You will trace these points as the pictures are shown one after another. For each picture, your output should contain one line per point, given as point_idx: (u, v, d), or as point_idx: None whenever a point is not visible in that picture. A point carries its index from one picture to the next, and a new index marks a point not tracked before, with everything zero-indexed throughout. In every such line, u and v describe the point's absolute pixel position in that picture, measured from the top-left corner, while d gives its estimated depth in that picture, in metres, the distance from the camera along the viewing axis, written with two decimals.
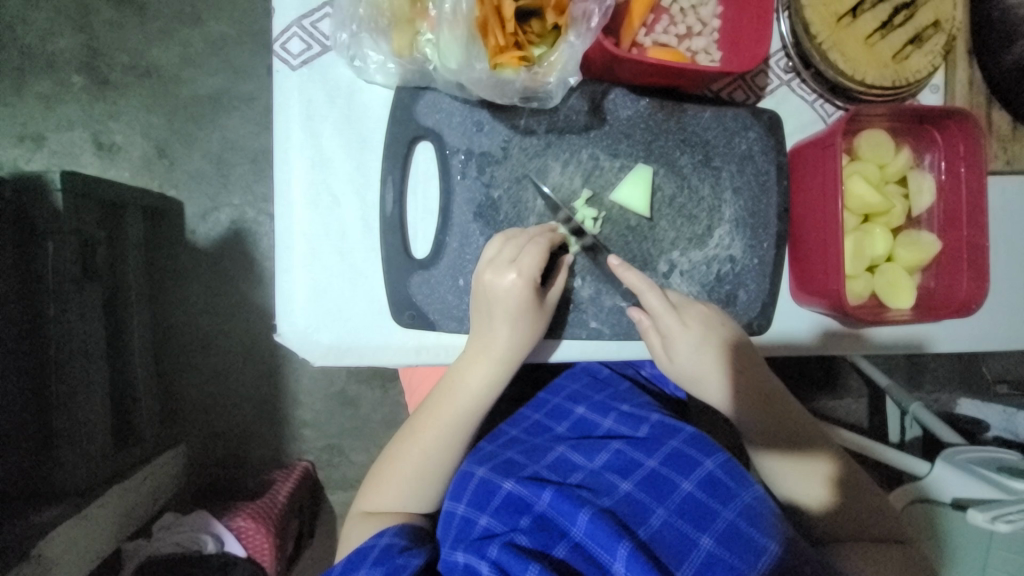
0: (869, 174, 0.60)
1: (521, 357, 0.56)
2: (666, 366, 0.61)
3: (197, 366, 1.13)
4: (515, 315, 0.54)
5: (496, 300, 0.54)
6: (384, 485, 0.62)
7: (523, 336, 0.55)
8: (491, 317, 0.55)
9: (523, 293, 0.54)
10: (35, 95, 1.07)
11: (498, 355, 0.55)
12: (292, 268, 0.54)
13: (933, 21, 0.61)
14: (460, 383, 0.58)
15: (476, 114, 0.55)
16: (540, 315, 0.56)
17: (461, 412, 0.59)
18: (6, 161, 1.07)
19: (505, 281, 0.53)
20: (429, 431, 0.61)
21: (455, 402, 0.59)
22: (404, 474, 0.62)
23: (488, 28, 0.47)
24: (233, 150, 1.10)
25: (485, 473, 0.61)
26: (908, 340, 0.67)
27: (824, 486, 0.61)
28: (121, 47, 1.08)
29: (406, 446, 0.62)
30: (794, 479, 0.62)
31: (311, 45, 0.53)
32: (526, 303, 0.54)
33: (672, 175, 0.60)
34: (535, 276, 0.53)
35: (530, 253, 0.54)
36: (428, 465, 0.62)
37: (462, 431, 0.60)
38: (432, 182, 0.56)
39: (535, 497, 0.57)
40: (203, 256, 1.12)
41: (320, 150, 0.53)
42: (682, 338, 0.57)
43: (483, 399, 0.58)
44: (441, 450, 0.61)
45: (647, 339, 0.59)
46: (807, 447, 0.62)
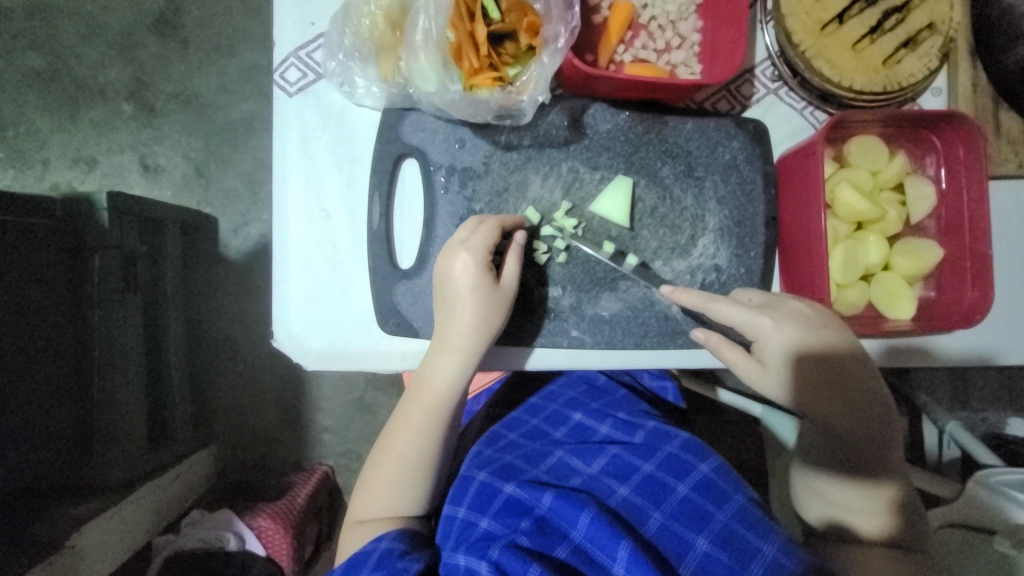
0: (860, 180, 0.58)
1: (483, 339, 0.55)
2: (759, 377, 0.56)
3: (225, 371, 1.20)
4: (472, 295, 0.55)
5: (451, 286, 0.55)
6: (371, 490, 0.59)
7: (480, 319, 0.55)
8: (452, 300, 0.55)
9: (478, 274, 0.54)
10: (89, 122, 1.19)
11: (456, 342, 0.55)
12: (289, 279, 0.58)
13: (927, 24, 0.59)
14: (423, 377, 0.57)
15: (458, 132, 0.58)
16: (501, 294, 0.55)
17: (431, 409, 0.58)
18: (63, 182, 1.19)
19: (457, 266, 0.54)
20: (405, 434, 0.59)
21: (422, 398, 0.58)
22: (387, 477, 0.59)
23: (462, 53, 0.51)
24: (263, 169, 1.19)
25: (486, 478, 0.61)
26: (963, 350, 0.65)
27: (883, 511, 0.55)
28: (165, 78, 1.19)
29: (387, 451, 0.60)
30: (845, 510, 0.56)
31: (307, 73, 0.57)
32: (480, 288, 0.55)
33: (654, 186, 0.60)
34: (485, 259, 0.54)
35: (480, 234, 0.55)
36: (411, 468, 0.59)
37: (437, 429, 0.59)
38: (417, 198, 0.59)
39: (535, 500, 0.58)
40: (234, 267, 1.20)
41: (313, 169, 0.58)
42: (775, 338, 0.54)
43: (448, 391, 0.57)
44: (418, 450, 0.59)
45: (725, 355, 0.57)
46: (869, 470, 0.55)
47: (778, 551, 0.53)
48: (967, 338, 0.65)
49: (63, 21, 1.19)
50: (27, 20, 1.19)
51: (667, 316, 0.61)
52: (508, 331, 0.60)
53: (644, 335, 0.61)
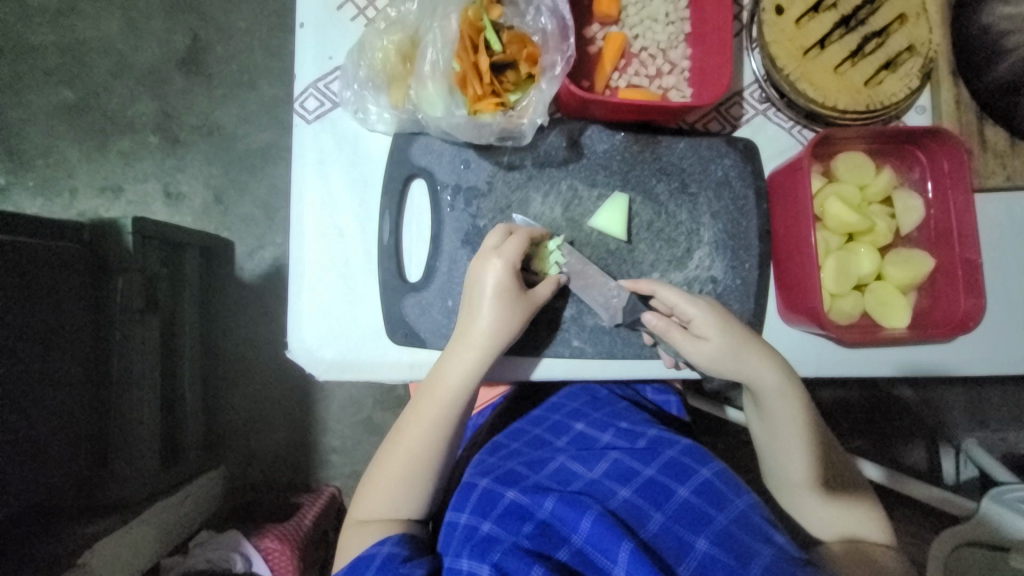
0: (848, 195, 0.61)
1: (503, 341, 0.57)
2: (772, 398, 0.59)
3: (235, 392, 1.22)
4: (493, 297, 0.57)
5: (478, 287, 0.57)
6: (373, 491, 0.60)
7: (503, 321, 0.56)
8: (471, 301, 0.57)
9: (503, 276, 0.56)
10: (117, 153, 1.26)
11: (474, 343, 0.57)
12: (302, 293, 0.61)
13: (906, 46, 0.63)
14: (439, 374, 0.58)
15: (464, 153, 0.62)
16: (522, 302, 0.57)
17: (442, 406, 0.59)
18: (90, 209, 1.25)
19: (485, 270, 0.56)
20: (411, 429, 0.59)
21: (438, 395, 0.58)
22: (391, 478, 0.60)
23: (467, 81, 0.55)
24: (280, 197, 1.25)
25: (488, 484, 0.62)
26: (970, 358, 0.65)
27: (878, 520, 0.60)
28: (190, 111, 1.27)
29: (393, 447, 0.60)
30: (827, 523, 0.61)
31: (324, 102, 0.62)
32: (505, 289, 0.56)
33: (649, 203, 0.63)
34: (514, 265, 0.56)
35: (510, 242, 0.57)
36: (416, 469, 0.60)
37: (445, 428, 0.59)
38: (425, 215, 0.63)
39: (536, 505, 0.58)
40: (249, 290, 1.23)
41: (328, 189, 0.62)
42: (751, 358, 0.58)
43: (463, 390, 0.58)
44: (426, 448, 0.59)
45: (670, 337, 0.58)
46: (842, 490, 0.62)
47: (779, 554, 0.53)
48: (972, 346, 0.65)
49: (95, 60, 1.28)
50: (62, 59, 1.27)
51: None
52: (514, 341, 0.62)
53: (643, 345, 0.63)
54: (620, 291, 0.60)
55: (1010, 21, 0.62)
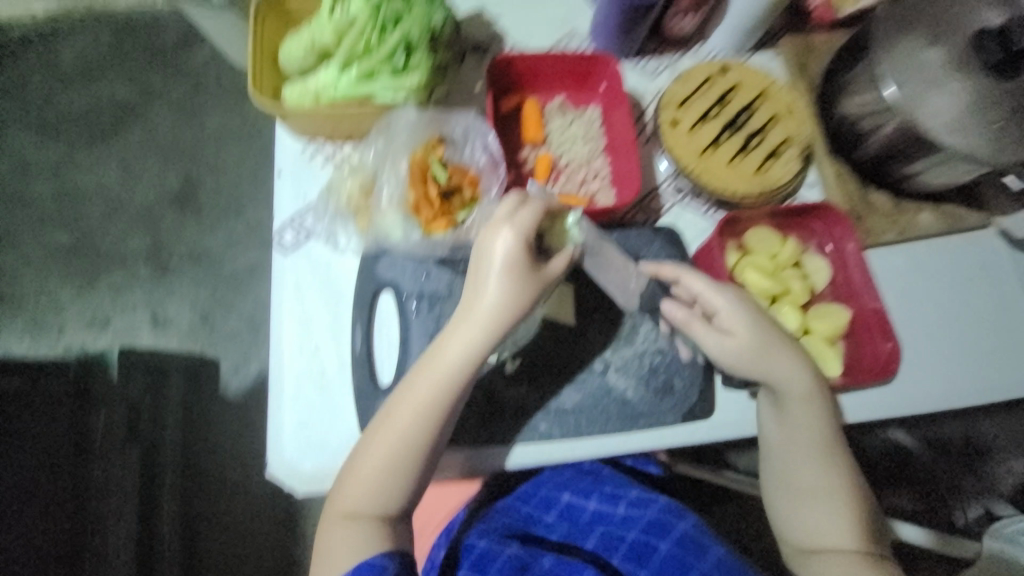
0: (762, 264, 0.70)
1: (505, 320, 0.57)
2: (796, 388, 0.62)
3: (216, 518, 1.17)
4: (502, 273, 0.56)
5: (487, 260, 0.57)
6: (359, 478, 0.57)
7: (506, 297, 0.56)
8: (478, 275, 0.57)
9: (512, 252, 0.56)
10: (108, 286, 1.34)
11: (477, 318, 0.57)
12: (283, 407, 0.65)
13: (783, 139, 0.76)
14: (441, 352, 0.57)
15: (425, 264, 0.68)
16: (528, 276, 0.57)
17: (441, 386, 0.57)
18: (78, 342, 1.29)
19: (496, 244, 0.56)
20: (407, 409, 0.57)
21: (438, 374, 0.57)
22: (380, 465, 0.57)
23: (420, 207, 0.66)
24: (265, 311, 1.32)
25: (485, 544, 0.65)
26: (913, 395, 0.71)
27: (872, 536, 0.63)
28: (180, 242, 1.37)
29: (385, 429, 0.57)
30: (821, 533, 0.63)
31: (299, 233, 0.70)
32: (513, 264, 0.56)
33: (593, 289, 0.71)
34: (526, 235, 0.56)
35: (522, 215, 0.57)
36: (407, 455, 0.57)
37: (443, 409, 0.57)
38: (393, 322, 0.69)
39: (535, 560, 0.63)
40: (233, 405, 1.25)
41: (305, 308, 0.68)
42: (769, 337, 0.62)
43: (464, 370, 0.57)
44: (421, 432, 0.57)
45: (693, 330, 0.63)
46: (848, 502, 0.63)
47: None
48: (910, 384, 0.71)
49: (92, 206, 1.40)
50: (61, 208, 1.39)
51: (624, 402, 0.67)
52: (486, 432, 0.66)
53: (606, 422, 0.67)
54: (639, 276, 0.67)
55: (863, 108, 0.73)
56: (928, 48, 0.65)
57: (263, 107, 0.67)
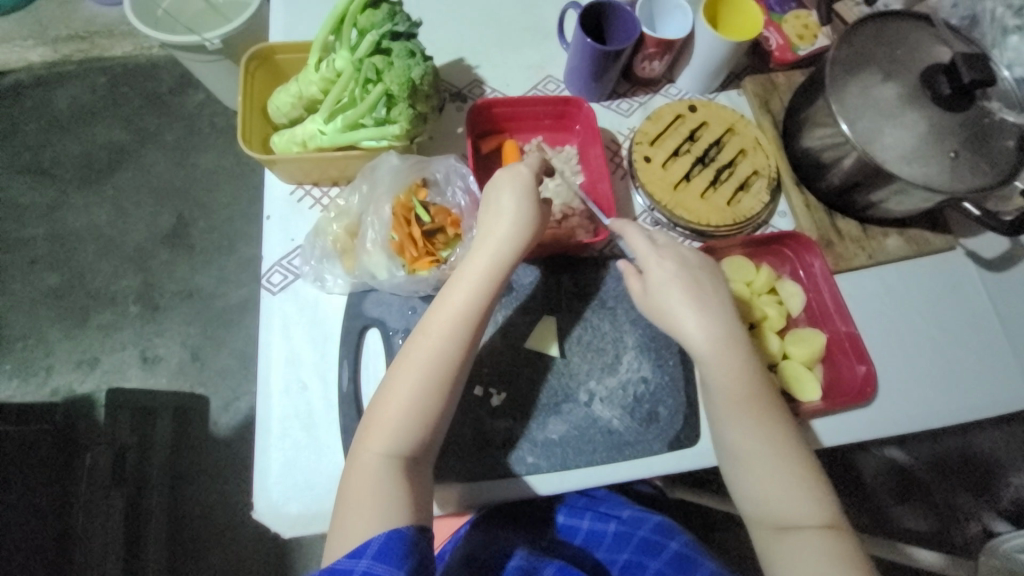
0: (738, 291, 0.73)
1: (522, 242, 0.62)
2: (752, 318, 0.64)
3: (202, 563, 1.14)
4: (517, 202, 0.62)
5: (495, 197, 0.63)
6: (387, 415, 0.57)
7: (523, 220, 0.62)
8: (494, 204, 0.63)
9: (524, 179, 0.63)
10: (97, 326, 1.34)
11: (499, 241, 0.61)
12: (269, 449, 0.65)
13: (751, 172, 0.81)
14: (462, 277, 0.61)
15: (410, 301, 0.71)
16: (539, 205, 0.64)
17: (466, 306, 0.59)
18: (64, 383, 1.28)
19: (505, 177, 0.64)
20: (434, 332, 0.58)
21: (463, 293, 0.60)
22: (409, 394, 0.57)
23: (405, 247, 0.68)
24: (255, 346, 1.32)
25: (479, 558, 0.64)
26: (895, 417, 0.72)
27: (824, 507, 0.57)
28: (172, 279, 1.38)
29: (412, 357, 0.58)
30: (771, 505, 0.57)
31: (288, 275, 0.73)
32: (527, 192, 0.63)
33: (576, 320, 0.73)
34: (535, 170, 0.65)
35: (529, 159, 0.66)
36: (435, 381, 0.57)
37: (469, 328, 0.59)
38: (380, 360, 0.70)
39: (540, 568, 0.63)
40: (222, 443, 1.23)
41: (292, 348, 0.69)
42: (716, 280, 0.65)
43: (486, 290, 0.60)
44: (447, 356, 0.58)
45: (630, 281, 0.66)
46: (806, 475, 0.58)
47: None
48: (891, 406, 0.72)
49: (84, 246, 1.41)
50: (52, 249, 1.41)
51: (610, 431, 0.68)
52: (473, 467, 0.66)
53: (593, 451, 0.67)
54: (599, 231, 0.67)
55: (824, 141, 0.77)
56: (881, 84, 0.71)
57: (250, 155, 0.70)
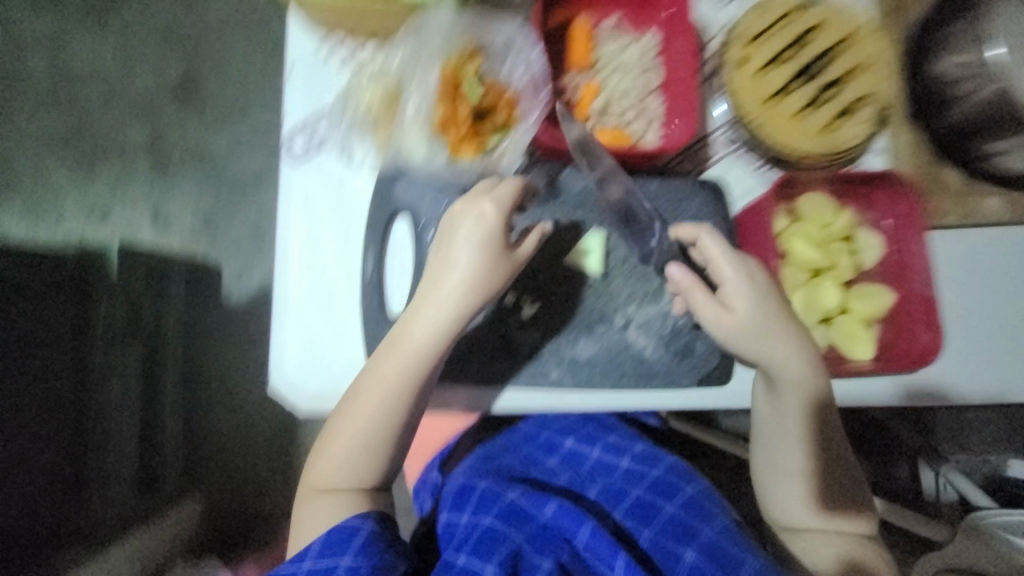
0: (811, 232, 0.65)
1: (471, 303, 0.58)
2: (794, 376, 0.62)
3: (217, 419, 1.20)
4: (473, 245, 0.57)
5: (455, 235, 0.58)
6: (328, 452, 0.60)
7: (476, 277, 0.58)
8: (446, 251, 0.58)
9: (488, 226, 0.58)
10: (105, 178, 1.27)
11: (444, 301, 0.58)
12: (286, 327, 0.62)
13: (860, 95, 0.67)
14: (407, 330, 0.58)
15: (443, 192, 0.62)
16: (499, 260, 0.58)
17: (407, 363, 0.58)
18: (75, 230, 1.24)
19: (467, 217, 0.58)
20: (369, 391, 0.58)
21: (403, 350, 0.58)
22: (350, 441, 0.59)
23: (447, 126, 0.58)
24: (268, 221, 1.26)
25: (486, 486, 0.66)
26: (941, 389, 0.68)
27: (848, 523, 0.65)
28: (181, 138, 1.28)
29: (349, 408, 0.59)
30: (801, 516, 0.66)
31: (309, 141, 0.63)
32: (489, 238, 0.57)
33: (625, 239, 0.66)
34: (505, 212, 0.58)
35: (500, 190, 0.58)
36: (376, 431, 0.59)
37: (408, 390, 0.58)
38: (407, 251, 0.65)
39: (537, 508, 0.62)
40: (235, 314, 1.23)
41: (313, 225, 0.63)
42: (784, 324, 0.61)
43: (429, 348, 0.58)
44: (385, 414, 0.59)
45: (690, 295, 0.61)
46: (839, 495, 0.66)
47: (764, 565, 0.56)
48: (937, 377, 0.68)
49: (87, 87, 1.29)
50: (53, 85, 1.29)
51: (641, 360, 0.65)
52: (493, 374, 0.64)
53: (621, 376, 0.64)
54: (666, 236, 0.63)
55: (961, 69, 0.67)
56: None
57: None
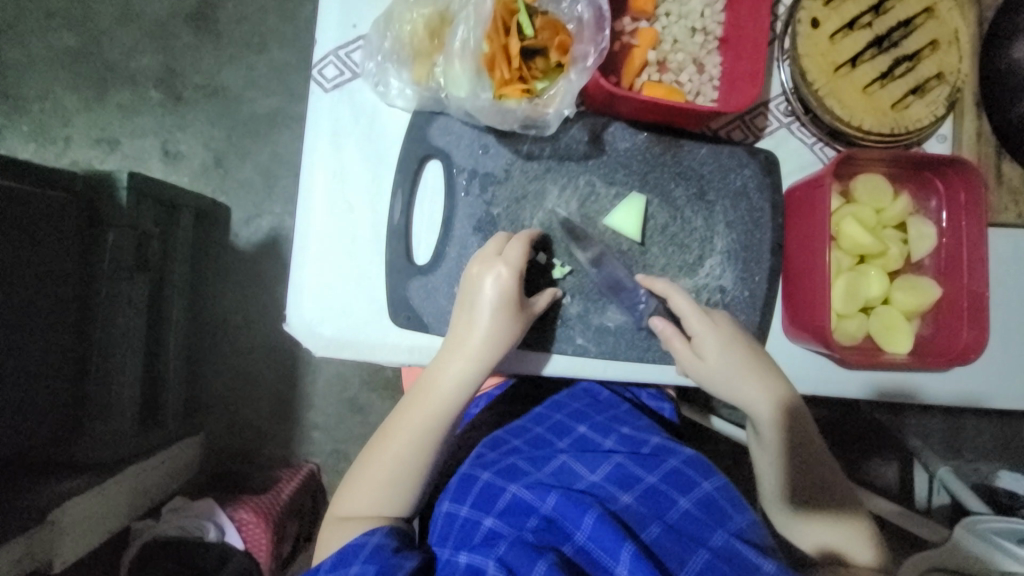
0: (865, 217, 0.61)
1: (496, 355, 0.57)
2: (764, 415, 0.60)
3: (223, 363, 1.20)
4: (494, 306, 0.56)
5: (476, 295, 0.57)
6: (355, 489, 0.58)
7: (499, 330, 0.56)
8: (470, 308, 0.57)
9: (505, 286, 0.56)
10: (115, 104, 1.22)
11: (469, 352, 0.57)
12: (306, 267, 0.59)
13: (936, 73, 0.63)
14: (433, 379, 0.58)
15: (483, 138, 0.60)
16: (523, 315, 0.58)
17: (433, 412, 0.58)
18: (83, 160, 1.21)
19: (487, 279, 0.56)
20: (397, 435, 0.58)
21: (429, 401, 0.58)
22: (377, 478, 0.58)
23: (495, 64, 0.55)
24: (281, 164, 1.22)
25: (489, 477, 0.62)
26: (971, 393, 0.66)
27: (869, 539, 0.60)
28: (196, 69, 1.22)
29: (376, 452, 0.59)
30: (817, 539, 0.61)
31: (344, 71, 0.60)
32: (507, 296, 0.56)
33: (666, 206, 0.63)
34: (519, 271, 0.56)
35: (512, 248, 0.57)
36: (404, 468, 0.58)
37: (433, 436, 0.58)
38: (438, 198, 0.61)
39: (540, 500, 0.58)
40: (242, 257, 1.21)
41: (341, 162, 0.60)
42: (750, 372, 0.59)
43: (454, 396, 0.58)
44: (412, 454, 0.58)
45: (669, 346, 0.61)
46: (834, 505, 0.61)
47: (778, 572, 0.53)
48: (968, 379, 0.66)
49: (100, 5, 1.22)
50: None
51: None
52: None
53: (647, 348, 0.63)
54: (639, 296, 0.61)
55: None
56: None
57: None
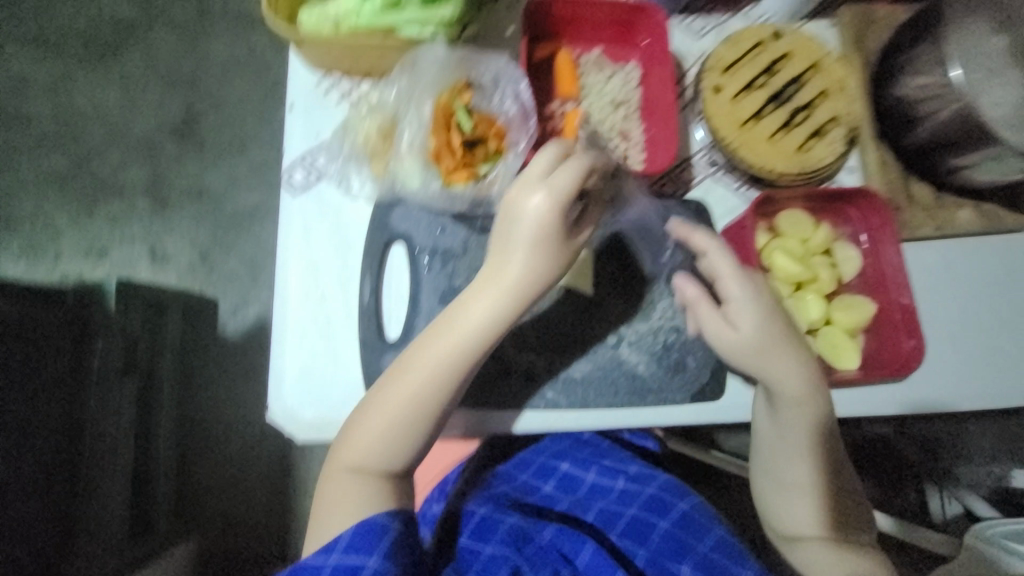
0: (792, 248, 0.67)
1: (529, 291, 0.56)
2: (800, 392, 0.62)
3: (211, 457, 1.18)
4: (534, 240, 0.55)
5: (516, 222, 0.55)
6: (367, 433, 0.57)
7: (536, 263, 0.56)
8: (508, 239, 0.56)
9: (548, 215, 0.55)
10: (105, 216, 1.30)
11: (504, 285, 0.56)
12: (284, 355, 0.63)
13: (830, 117, 0.72)
14: (464, 312, 0.56)
15: (439, 219, 0.65)
16: (558, 245, 0.56)
17: (462, 346, 0.56)
18: (74, 272, 1.26)
19: (531, 203, 0.55)
20: (422, 371, 0.56)
21: (458, 333, 0.56)
22: (390, 421, 0.56)
23: (441, 156, 0.63)
24: (265, 253, 1.28)
25: (486, 512, 0.66)
26: (930, 397, 0.70)
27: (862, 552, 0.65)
28: (181, 176, 1.32)
29: (395, 387, 0.56)
30: (819, 549, 0.66)
31: (309, 175, 0.66)
32: (550, 229, 0.55)
33: (613, 259, 0.68)
34: (563, 201, 0.55)
35: (563, 172, 0.55)
36: (423, 412, 0.57)
37: (458, 373, 0.56)
38: (403, 276, 0.67)
39: (537, 531, 0.64)
40: (229, 348, 1.23)
41: (312, 255, 0.65)
42: (783, 346, 0.61)
43: (485, 333, 0.56)
44: (434, 394, 0.56)
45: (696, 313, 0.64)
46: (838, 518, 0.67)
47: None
48: (925, 386, 0.70)
49: (90, 129, 1.33)
50: (56, 128, 1.33)
51: (635, 377, 0.66)
52: (489, 395, 0.65)
53: (615, 394, 0.66)
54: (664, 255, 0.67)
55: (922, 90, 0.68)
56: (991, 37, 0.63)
57: (275, 29, 0.60)
